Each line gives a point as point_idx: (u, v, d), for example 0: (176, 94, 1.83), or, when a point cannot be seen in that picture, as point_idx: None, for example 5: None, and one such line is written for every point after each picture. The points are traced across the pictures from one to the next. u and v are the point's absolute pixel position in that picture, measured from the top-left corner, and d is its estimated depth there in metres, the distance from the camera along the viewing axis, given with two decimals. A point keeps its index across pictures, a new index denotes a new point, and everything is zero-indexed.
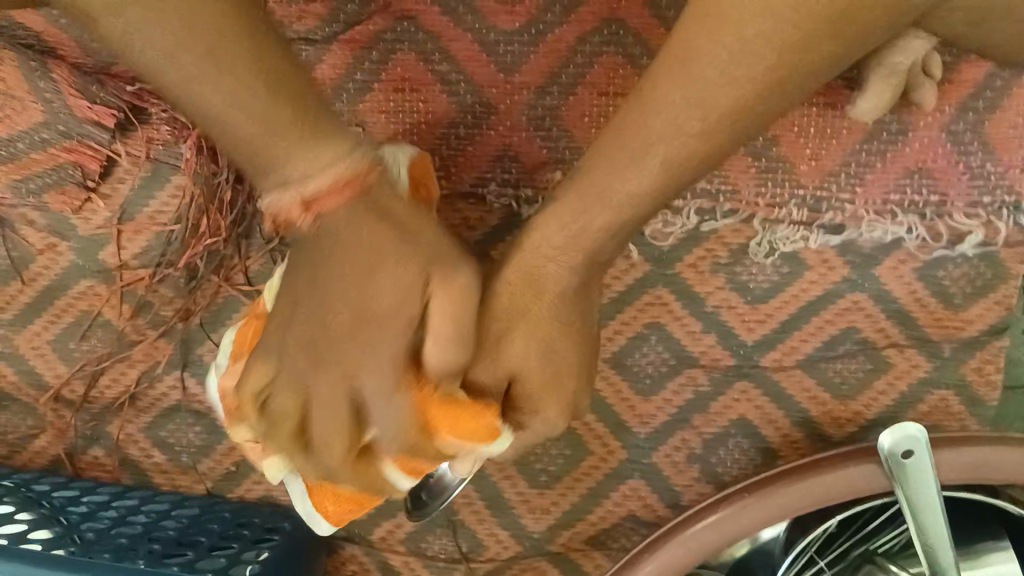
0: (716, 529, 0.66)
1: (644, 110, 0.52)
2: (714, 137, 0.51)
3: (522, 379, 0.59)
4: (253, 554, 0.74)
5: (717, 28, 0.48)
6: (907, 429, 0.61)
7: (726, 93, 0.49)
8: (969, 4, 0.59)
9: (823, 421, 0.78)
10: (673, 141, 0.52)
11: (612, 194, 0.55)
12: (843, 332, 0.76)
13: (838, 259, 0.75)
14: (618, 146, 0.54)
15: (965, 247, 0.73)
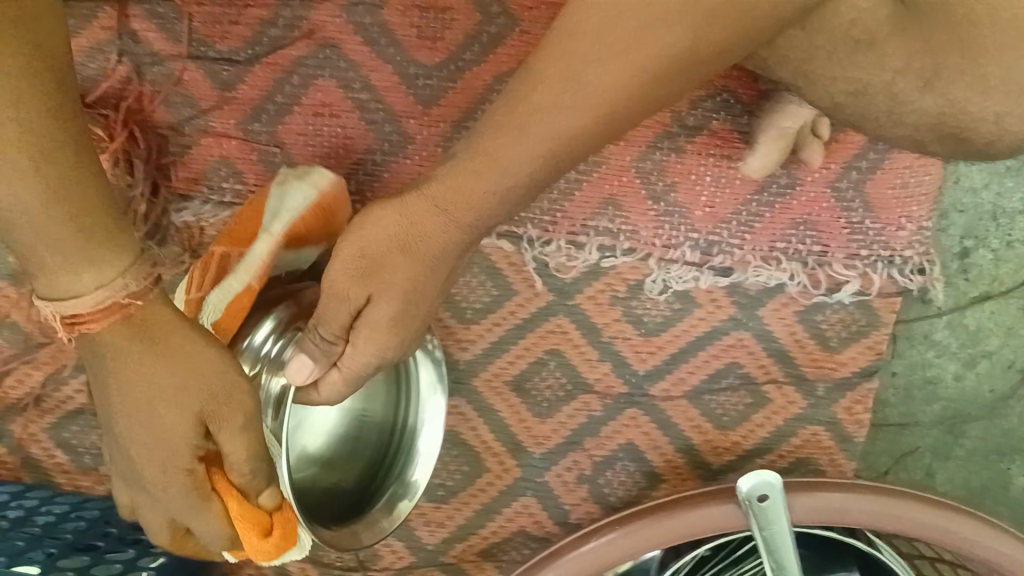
0: (589, 556, 0.69)
1: (551, 73, 0.53)
2: (592, 118, 0.54)
3: (371, 308, 0.61)
4: (148, 560, 0.75)
5: (568, 49, 0.53)
6: (764, 476, 0.65)
7: (592, 88, 0.53)
8: (849, 79, 0.60)
9: (705, 449, 0.83)
10: (544, 124, 0.54)
11: (488, 179, 0.57)
12: (727, 366, 0.82)
13: (726, 299, 0.80)
14: (525, 101, 0.55)
15: (843, 295, 0.78)
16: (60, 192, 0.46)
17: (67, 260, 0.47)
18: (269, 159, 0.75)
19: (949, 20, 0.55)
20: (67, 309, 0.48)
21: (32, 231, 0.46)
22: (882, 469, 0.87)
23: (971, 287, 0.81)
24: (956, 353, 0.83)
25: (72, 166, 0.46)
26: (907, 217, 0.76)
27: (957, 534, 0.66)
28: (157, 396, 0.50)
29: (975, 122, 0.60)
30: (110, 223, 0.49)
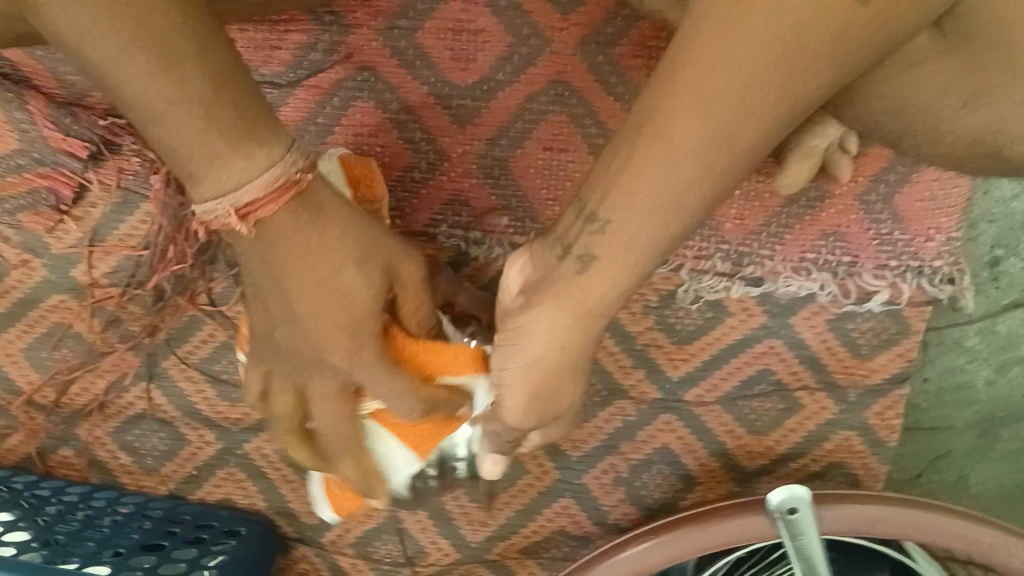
0: (627, 562, 0.71)
1: (668, 149, 0.50)
2: (723, 173, 0.51)
3: (534, 367, 0.60)
4: (209, 559, 0.80)
5: (689, 90, 0.49)
6: (793, 491, 0.67)
7: (719, 142, 0.49)
8: (893, 98, 0.57)
9: (738, 453, 0.85)
10: (672, 196, 0.52)
11: (627, 257, 0.55)
12: (760, 372, 0.83)
13: (758, 307, 0.81)
14: (641, 178, 0.52)
15: (872, 304, 0.80)
16: (231, 120, 0.50)
17: (234, 172, 0.50)
18: None
19: (1004, 45, 0.50)
20: (242, 196, 0.50)
21: (173, 138, 0.49)
22: (915, 471, 0.87)
23: (1001, 296, 0.82)
24: (989, 358, 0.84)
25: (216, 53, 0.49)
26: (936, 227, 0.77)
27: (985, 543, 0.68)
28: (330, 259, 0.57)
29: (1017, 144, 0.54)
30: (276, 132, 0.52)
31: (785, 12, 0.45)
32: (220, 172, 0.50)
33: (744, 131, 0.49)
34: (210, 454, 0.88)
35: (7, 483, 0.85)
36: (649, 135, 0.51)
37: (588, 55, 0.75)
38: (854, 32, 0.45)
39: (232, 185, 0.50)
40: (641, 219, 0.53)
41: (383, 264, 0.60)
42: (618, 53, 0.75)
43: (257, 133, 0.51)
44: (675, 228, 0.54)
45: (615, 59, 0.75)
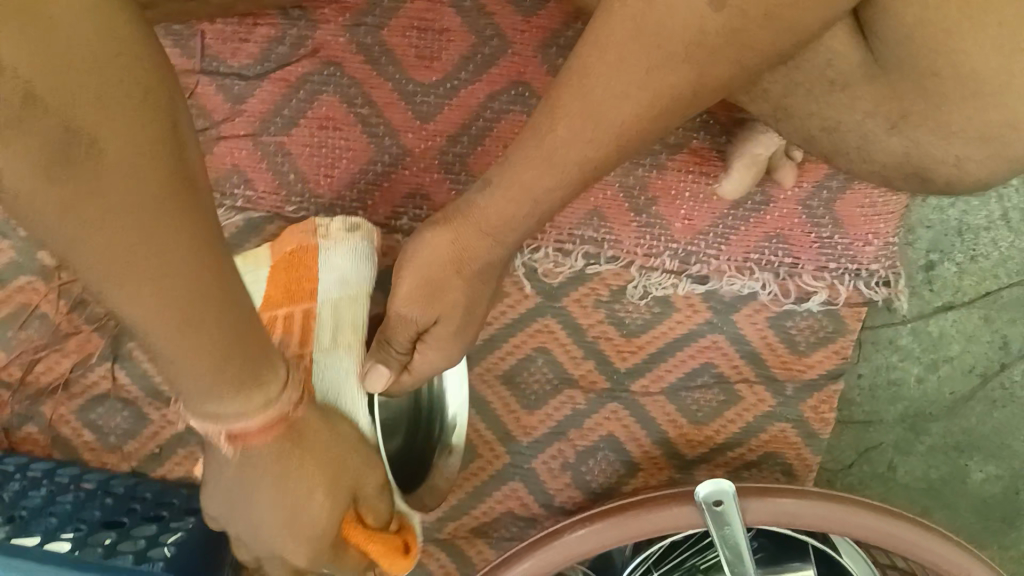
0: (585, 540, 0.75)
1: (555, 120, 0.52)
2: (626, 144, 0.52)
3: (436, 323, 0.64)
4: (167, 536, 0.82)
5: (608, 55, 0.48)
6: (719, 484, 0.72)
7: (621, 119, 0.50)
8: (824, 117, 0.64)
9: (680, 441, 0.89)
10: (573, 153, 0.53)
11: (527, 196, 0.56)
12: (702, 366, 0.87)
13: (702, 303, 0.86)
14: (536, 142, 0.54)
15: (810, 304, 0.84)
16: (169, 251, 0.38)
17: (179, 339, 0.41)
18: (276, 165, 0.81)
19: (919, 72, 0.58)
20: (235, 425, 0.48)
21: (96, 256, 0.36)
22: (847, 461, 0.92)
23: (934, 298, 0.87)
24: (919, 357, 0.88)
25: (192, 217, 0.38)
26: (874, 232, 0.82)
27: (900, 537, 0.73)
28: (305, 490, 0.53)
29: (936, 166, 0.63)
30: (261, 357, 0.47)
31: (659, 7, 0.45)
32: (142, 304, 0.39)
33: (625, 112, 0.50)
34: (173, 432, 0.91)
35: None
36: (545, 106, 0.53)
37: (547, 57, 0.78)
38: (720, 42, 0.45)
39: (191, 383, 0.44)
40: (535, 175, 0.55)
41: (349, 487, 0.56)
42: (576, 55, 0.78)
43: (232, 351, 0.44)
44: (575, 185, 0.55)
45: None
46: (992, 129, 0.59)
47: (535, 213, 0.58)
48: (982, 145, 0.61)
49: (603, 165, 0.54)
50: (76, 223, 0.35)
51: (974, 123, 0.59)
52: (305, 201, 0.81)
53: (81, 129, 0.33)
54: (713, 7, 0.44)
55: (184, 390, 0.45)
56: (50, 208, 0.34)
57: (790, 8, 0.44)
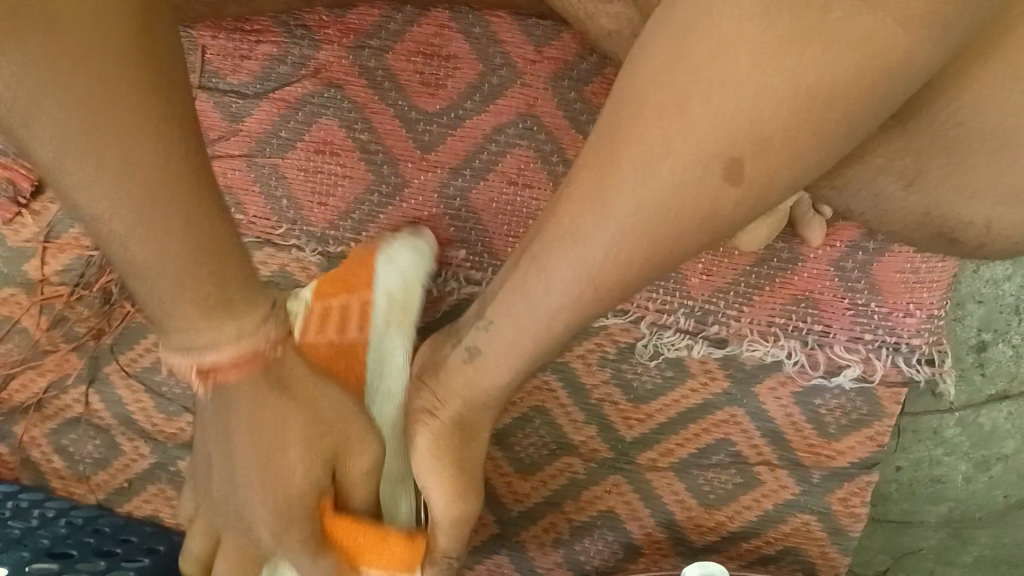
0: None
1: (546, 270, 0.46)
2: (626, 290, 0.47)
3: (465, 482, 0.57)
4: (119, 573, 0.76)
5: (611, 193, 0.43)
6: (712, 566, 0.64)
7: (626, 268, 0.45)
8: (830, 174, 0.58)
9: (687, 525, 0.80)
10: (562, 307, 0.47)
11: (509, 353, 0.51)
12: (717, 442, 0.78)
13: (720, 371, 0.77)
14: (517, 290, 0.48)
15: (843, 379, 0.74)
16: (176, 220, 0.45)
17: (174, 277, 0.46)
18: (270, 191, 0.77)
19: (942, 134, 0.52)
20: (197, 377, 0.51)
21: (56, 132, 0.41)
22: (879, 566, 0.82)
23: (986, 385, 0.76)
24: (968, 453, 0.77)
25: (181, 181, 0.44)
26: (916, 303, 0.72)
27: None
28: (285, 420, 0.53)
29: (962, 227, 0.58)
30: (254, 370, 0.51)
31: (670, 161, 0.41)
32: (157, 260, 0.45)
33: (616, 270, 0.45)
34: (145, 465, 0.86)
35: None
36: (534, 254, 0.47)
37: (559, 91, 0.74)
38: (727, 212, 0.42)
39: (159, 291, 0.46)
40: (512, 327, 0.49)
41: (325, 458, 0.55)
42: (590, 90, 0.73)
43: (207, 305, 0.47)
44: (547, 353, 0.51)
45: (587, 96, 0.73)
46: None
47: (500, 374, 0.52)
48: (1013, 206, 0.55)
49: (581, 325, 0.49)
50: (78, 148, 0.42)
51: (1003, 180, 0.54)
52: (297, 229, 0.77)
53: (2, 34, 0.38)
54: (727, 178, 0.40)
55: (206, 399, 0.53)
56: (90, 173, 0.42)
57: (817, 164, 0.41)
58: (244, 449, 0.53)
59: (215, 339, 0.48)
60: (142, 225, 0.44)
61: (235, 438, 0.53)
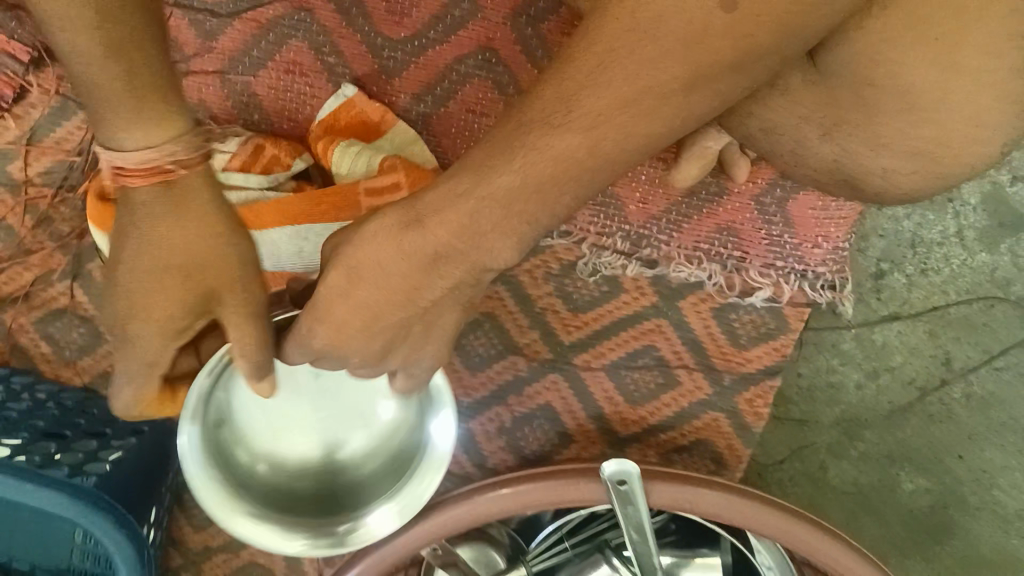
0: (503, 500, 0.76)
1: (547, 114, 0.51)
2: (622, 143, 0.51)
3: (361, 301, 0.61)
4: (107, 453, 0.84)
5: (610, 47, 0.49)
6: (624, 464, 0.69)
7: (618, 109, 0.50)
8: (761, 118, 0.66)
9: (614, 419, 0.90)
10: (562, 145, 0.51)
11: (502, 194, 0.53)
12: (644, 348, 0.88)
13: (650, 287, 0.87)
14: (510, 126, 0.52)
15: (754, 300, 0.84)
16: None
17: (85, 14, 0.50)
18: (246, 110, 0.83)
19: (858, 84, 0.60)
20: (115, 159, 0.55)
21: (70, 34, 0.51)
22: (779, 457, 0.92)
23: (881, 307, 0.87)
24: (861, 363, 0.89)
25: (142, 24, 0.53)
26: (824, 236, 0.82)
27: (821, 552, 0.72)
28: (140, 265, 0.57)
29: (866, 176, 0.66)
30: (153, 100, 0.55)
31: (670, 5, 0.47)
32: (84, 45, 0.52)
33: (623, 109, 0.50)
34: None
35: None
36: (538, 95, 0.52)
37: (517, 27, 0.80)
38: (725, 49, 0.48)
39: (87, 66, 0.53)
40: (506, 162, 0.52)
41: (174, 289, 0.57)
42: (546, 28, 0.80)
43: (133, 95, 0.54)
44: (549, 196, 0.53)
45: (542, 33, 0.80)
46: (922, 146, 0.62)
47: (485, 216, 0.54)
48: (908, 160, 0.64)
49: (567, 185, 0.53)
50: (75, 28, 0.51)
51: (917, 132, 0.62)
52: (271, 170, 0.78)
53: None
54: (723, 9, 0.46)
55: (96, 112, 0.55)
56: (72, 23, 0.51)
57: (800, 19, 0.47)
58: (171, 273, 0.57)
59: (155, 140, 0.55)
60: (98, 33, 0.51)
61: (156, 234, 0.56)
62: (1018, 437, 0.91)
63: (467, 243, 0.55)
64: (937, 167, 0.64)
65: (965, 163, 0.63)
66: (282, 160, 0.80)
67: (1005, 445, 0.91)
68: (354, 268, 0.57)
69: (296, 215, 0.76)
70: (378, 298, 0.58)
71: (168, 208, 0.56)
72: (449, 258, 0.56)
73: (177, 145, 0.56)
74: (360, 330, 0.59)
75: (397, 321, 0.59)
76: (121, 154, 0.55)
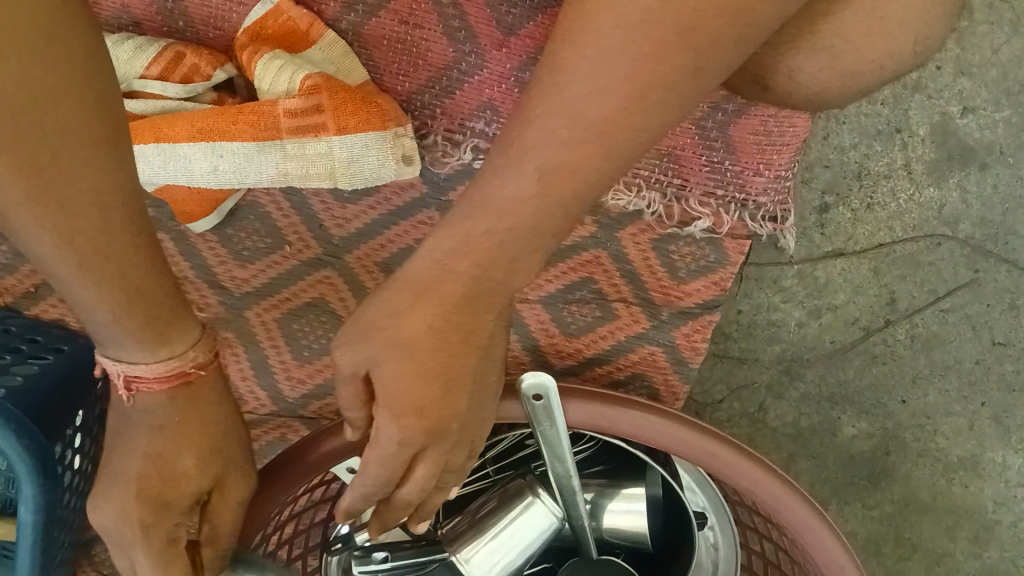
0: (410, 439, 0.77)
1: (544, 119, 0.51)
2: (620, 145, 0.51)
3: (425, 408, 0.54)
4: (23, 367, 0.83)
5: (588, 35, 0.49)
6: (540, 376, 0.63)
7: (610, 101, 0.49)
8: None
9: (549, 351, 0.88)
10: (557, 150, 0.51)
11: (508, 214, 0.53)
12: (582, 280, 0.86)
13: (589, 217, 0.84)
14: (512, 153, 0.52)
15: (693, 229, 0.82)
16: (64, 160, 0.48)
17: (44, 209, 0.48)
18: (169, 16, 0.79)
19: None
20: (131, 369, 0.56)
21: (58, 241, 0.50)
22: (717, 397, 0.90)
23: (825, 242, 0.85)
24: (802, 301, 0.87)
25: (105, 168, 0.50)
26: (766, 163, 0.79)
27: (745, 480, 0.72)
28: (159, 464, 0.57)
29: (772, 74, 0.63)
30: (166, 309, 0.56)
31: None
32: (56, 238, 0.49)
33: (621, 99, 0.49)
34: None
35: None
36: (532, 92, 0.52)
37: None
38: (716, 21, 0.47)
39: (52, 267, 0.50)
40: (518, 183, 0.52)
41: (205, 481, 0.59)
42: None
43: (128, 310, 0.53)
44: (558, 209, 0.53)
45: None
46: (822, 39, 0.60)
47: (512, 247, 0.53)
48: (812, 57, 0.61)
49: (588, 192, 0.53)
50: (60, 233, 0.49)
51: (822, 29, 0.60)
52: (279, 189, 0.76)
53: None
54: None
55: (109, 333, 0.54)
56: (57, 232, 0.49)
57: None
58: (180, 440, 0.57)
59: (178, 347, 0.57)
60: (75, 232, 0.50)
61: (220, 411, 0.60)
62: (962, 382, 0.89)
63: (501, 277, 0.54)
64: (842, 65, 0.62)
65: (868, 59, 0.61)
66: (202, 69, 0.77)
67: (949, 389, 0.89)
68: (380, 340, 0.55)
69: (210, 132, 0.73)
70: (429, 389, 0.54)
71: (186, 402, 0.58)
72: (482, 293, 0.54)
73: (199, 348, 0.58)
74: (428, 435, 0.55)
75: (466, 367, 0.55)
76: (150, 368, 0.56)
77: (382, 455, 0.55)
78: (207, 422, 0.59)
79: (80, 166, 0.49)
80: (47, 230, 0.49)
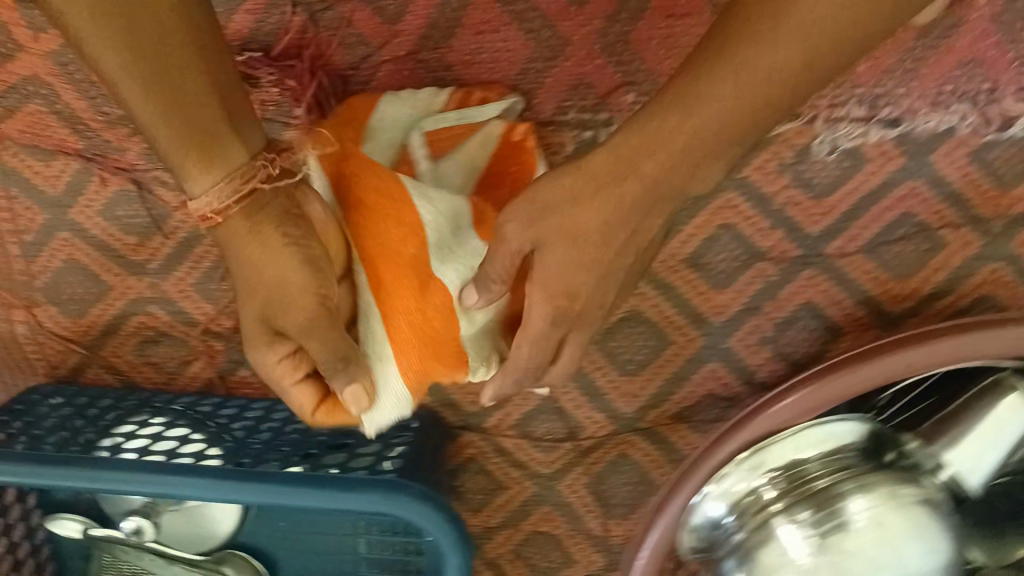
0: (797, 408, 0.71)
1: (733, 60, 0.56)
2: (809, 79, 0.56)
3: (543, 288, 0.62)
4: (391, 450, 0.85)
5: None
6: None
7: (803, 33, 0.53)
8: None
9: (882, 298, 0.86)
10: (727, 99, 0.56)
11: (700, 132, 0.57)
12: (902, 216, 0.84)
13: (896, 150, 0.83)
14: (679, 103, 0.57)
15: (1014, 130, 0.80)
16: (144, 35, 0.57)
17: (125, 59, 0.57)
18: (442, 83, 0.81)
19: None
20: (201, 200, 0.63)
21: (122, 75, 0.58)
22: None
23: None
24: None
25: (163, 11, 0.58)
26: None
27: None
28: (271, 300, 0.66)
29: None
30: (217, 126, 0.62)
31: None
32: (122, 77, 0.58)
33: (792, 57, 0.54)
34: None
35: (198, 408, 0.90)
36: (721, 41, 0.57)
37: None
38: None
39: (135, 101, 0.59)
40: (706, 118, 0.57)
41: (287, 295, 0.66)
42: None
43: (199, 140, 0.62)
44: (736, 133, 0.57)
45: None
46: None
47: (606, 238, 0.61)
48: None
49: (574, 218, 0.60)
50: (132, 72, 0.58)
51: None
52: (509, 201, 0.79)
53: (121, 30, 0.56)
54: None
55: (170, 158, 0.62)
56: (131, 78, 0.58)
57: None
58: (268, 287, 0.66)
59: (210, 179, 0.63)
60: (129, 68, 0.58)
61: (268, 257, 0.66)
62: None
63: (597, 244, 0.61)
64: None
65: None
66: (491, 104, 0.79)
67: None
68: (552, 223, 0.61)
69: (348, 185, 0.70)
70: (582, 275, 0.62)
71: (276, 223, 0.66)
72: (654, 195, 0.60)
73: (232, 178, 0.63)
74: (564, 318, 0.64)
75: (568, 259, 0.61)
76: (205, 199, 0.63)
77: (534, 337, 0.65)
78: (258, 241, 0.66)
79: (161, 33, 0.58)
80: (106, 61, 0.57)
